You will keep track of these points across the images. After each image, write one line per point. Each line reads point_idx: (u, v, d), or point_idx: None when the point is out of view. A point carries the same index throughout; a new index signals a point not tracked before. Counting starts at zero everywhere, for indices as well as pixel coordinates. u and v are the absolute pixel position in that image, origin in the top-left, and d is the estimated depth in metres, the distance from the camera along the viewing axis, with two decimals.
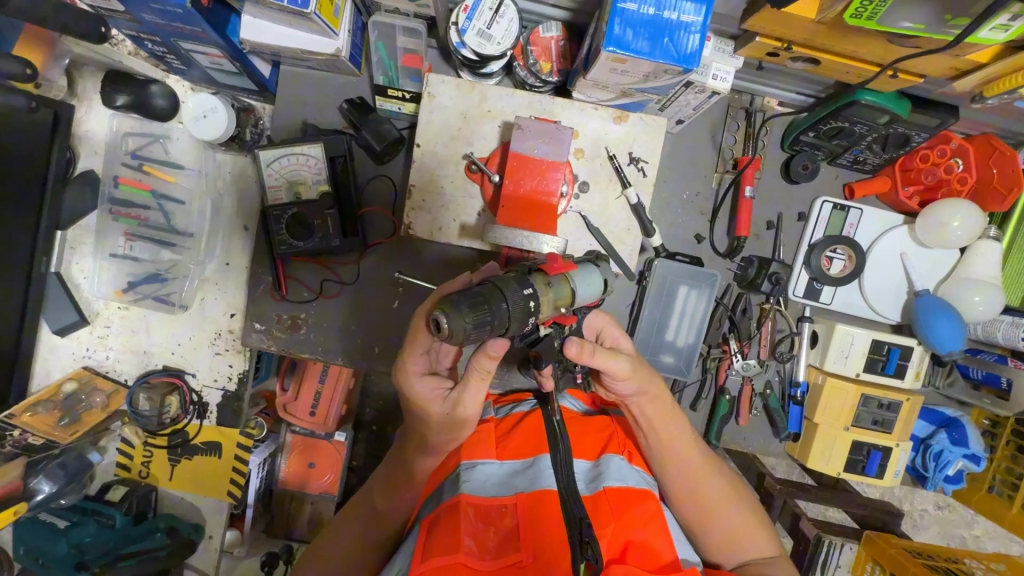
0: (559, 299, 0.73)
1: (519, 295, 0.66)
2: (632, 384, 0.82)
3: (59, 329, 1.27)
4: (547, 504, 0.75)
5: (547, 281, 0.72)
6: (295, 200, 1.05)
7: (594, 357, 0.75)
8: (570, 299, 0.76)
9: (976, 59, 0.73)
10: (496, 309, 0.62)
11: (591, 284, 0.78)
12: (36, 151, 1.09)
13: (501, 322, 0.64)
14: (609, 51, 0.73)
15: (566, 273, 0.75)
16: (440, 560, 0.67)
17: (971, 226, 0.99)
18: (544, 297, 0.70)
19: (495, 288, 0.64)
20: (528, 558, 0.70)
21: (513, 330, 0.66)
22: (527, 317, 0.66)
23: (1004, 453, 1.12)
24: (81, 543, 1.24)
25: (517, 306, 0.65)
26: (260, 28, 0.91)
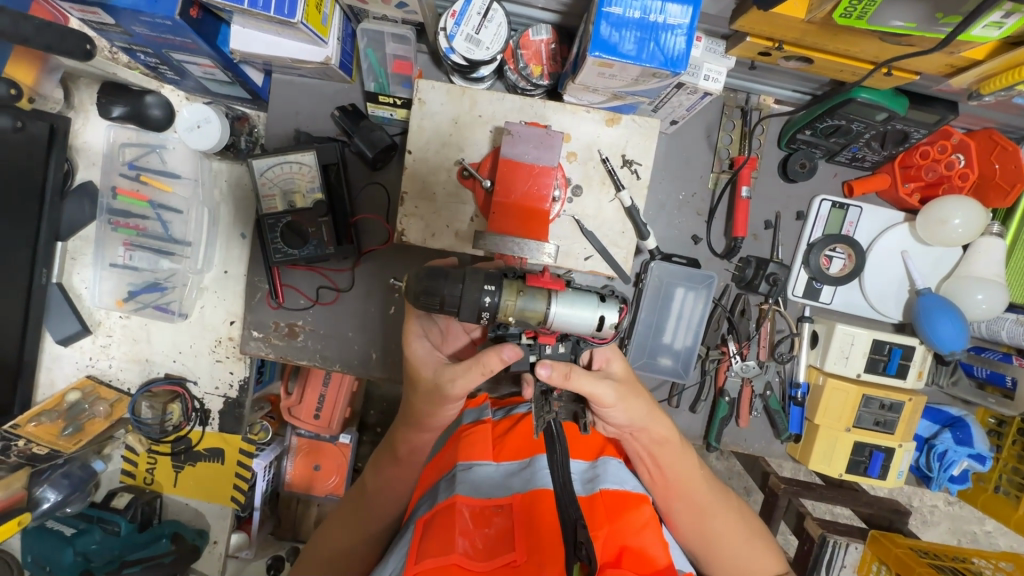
0: (527, 312, 0.72)
1: (477, 288, 0.72)
2: (622, 414, 0.80)
3: (62, 340, 1.29)
4: (541, 504, 0.73)
5: (519, 292, 0.72)
6: (290, 208, 1.06)
7: (568, 380, 0.75)
8: (543, 318, 0.73)
9: (971, 56, 0.71)
10: (447, 288, 0.71)
11: (574, 314, 0.72)
12: (34, 164, 1.10)
13: (452, 302, 0.72)
14: (595, 56, 0.72)
15: (546, 290, 0.73)
16: (433, 561, 0.66)
17: (972, 223, 0.98)
18: (505, 304, 0.72)
19: (458, 273, 0.73)
20: (522, 557, 0.68)
21: (463, 316, 0.72)
22: (478, 311, 0.72)
23: (1011, 453, 1.10)
24: (86, 551, 1.26)
25: (470, 296, 0.71)
26: (248, 38, 0.91)
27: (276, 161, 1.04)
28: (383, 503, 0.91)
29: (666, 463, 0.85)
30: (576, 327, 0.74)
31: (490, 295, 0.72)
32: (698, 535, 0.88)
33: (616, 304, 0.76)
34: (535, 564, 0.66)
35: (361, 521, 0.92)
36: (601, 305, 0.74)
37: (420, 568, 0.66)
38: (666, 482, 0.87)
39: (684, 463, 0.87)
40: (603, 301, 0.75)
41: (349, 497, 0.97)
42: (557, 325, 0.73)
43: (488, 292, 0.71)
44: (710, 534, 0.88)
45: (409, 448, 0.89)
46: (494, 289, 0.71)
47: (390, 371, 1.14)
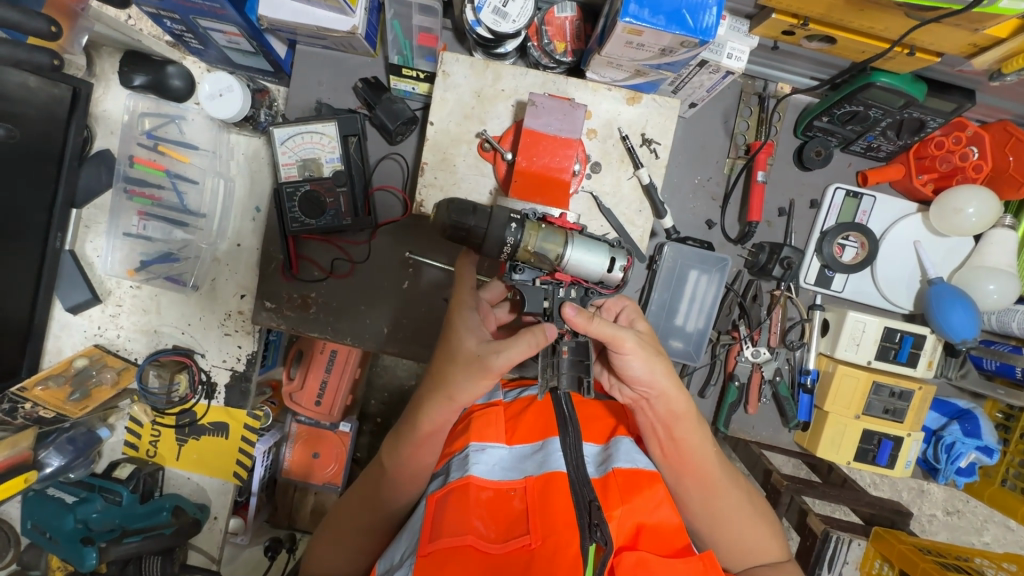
0: (547, 244, 0.77)
1: (503, 220, 0.74)
2: (641, 364, 0.80)
3: (72, 307, 1.28)
4: (556, 488, 0.68)
5: (539, 228, 0.77)
6: (309, 177, 1.07)
7: (591, 324, 0.77)
8: (560, 254, 0.77)
9: (994, 33, 0.73)
10: (478, 216, 0.74)
11: (588, 252, 0.77)
12: (55, 126, 1.10)
13: (478, 232, 0.74)
14: (626, 23, 0.73)
15: (565, 230, 0.78)
16: (448, 541, 0.65)
17: (986, 213, 0.98)
18: (527, 237, 0.75)
19: (486, 207, 0.74)
20: (537, 541, 0.65)
21: (487, 248, 0.75)
22: (502, 241, 0.74)
23: (1018, 447, 1.10)
24: (87, 518, 1.25)
25: (496, 228, 0.74)
26: (277, 5, 0.93)
27: (295, 131, 1.05)
28: (403, 490, 0.86)
29: (682, 438, 0.83)
30: (588, 270, 0.78)
31: (516, 225, 0.75)
32: (709, 512, 0.84)
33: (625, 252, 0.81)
34: (550, 550, 0.63)
35: (375, 501, 0.86)
36: (612, 250, 0.80)
37: (436, 548, 0.65)
38: (680, 459, 0.84)
39: (699, 441, 0.84)
40: (614, 247, 0.80)
41: (367, 474, 0.91)
42: (572, 264, 0.78)
43: (513, 224, 0.75)
44: (719, 510, 0.84)
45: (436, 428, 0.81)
46: (518, 221, 0.75)
47: (401, 346, 1.14)
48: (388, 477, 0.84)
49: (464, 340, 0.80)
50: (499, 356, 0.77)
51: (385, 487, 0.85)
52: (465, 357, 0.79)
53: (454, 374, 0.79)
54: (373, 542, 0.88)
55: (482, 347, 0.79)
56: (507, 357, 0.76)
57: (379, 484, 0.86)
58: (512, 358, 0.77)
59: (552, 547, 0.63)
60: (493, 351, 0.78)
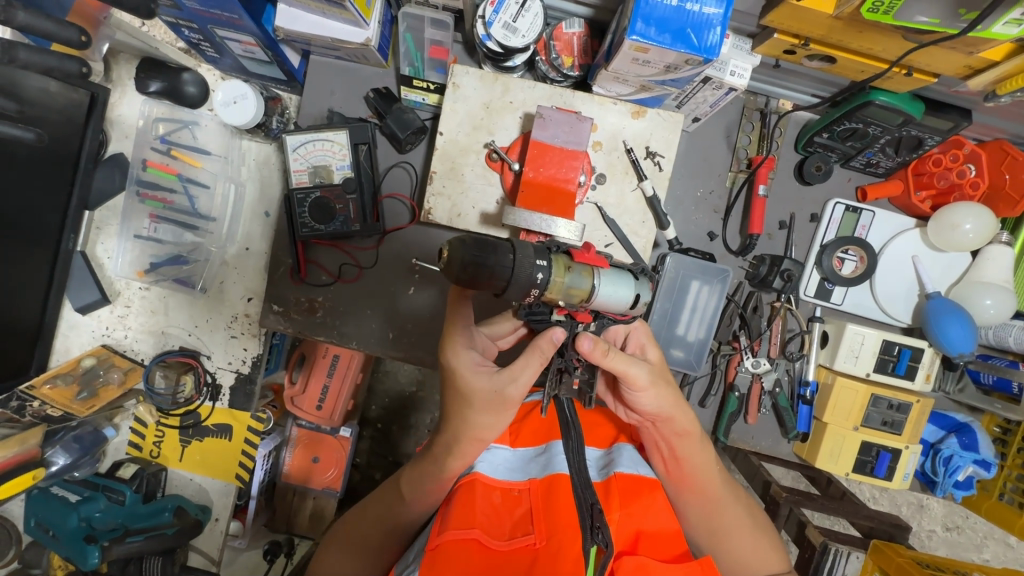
0: (573, 288, 0.73)
1: (529, 266, 0.69)
2: (652, 398, 0.79)
3: (81, 308, 1.30)
4: (558, 488, 0.70)
5: (566, 270, 0.72)
6: (320, 184, 1.09)
7: (606, 357, 0.74)
8: (586, 295, 0.74)
9: (988, 56, 0.75)
10: (500, 257, 0.68)
11: (615, 291, 0.74)
12: (72, 130, 1.13)
13: (501, 273, 0.68)
14: (632, 40, 0.75)
15: (592, 267, 0.74)
16: (455, 532, 0.66)
17: (984, 228, 1.00)
18: (554, 281, 0.71)
19: (508, 246, 0.69)
20: (541, 541, 0.66)
21: (511, 292, 0.70)
22: (529, 287, 0.70)
23: (1015, 461, 1.11)
24: (91, 517, 1.26)
25: (523, 271, 0.69)
26: (294, 17, 0.96)
27: (307, 139, 1.08)
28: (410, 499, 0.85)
29: (686, 458, 0.84)
30: (614, 305, 0.75)
31: (541, 270, 0.70)
32: (710, 528, 0.85)
33: (648, 284, 0.79)
34: (553, 552, 0.64)
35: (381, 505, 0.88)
36: (637, 285, 0.76)
37: (445, 538, 0.65)
38: (681, 476, 0.85)
39: (703, 461, 0.84)
40: (639, 281, 0.78)
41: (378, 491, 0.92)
42: (597, 304, 0.74)
43: (540, 268, 0.70)
44: (720, 527, 0.85)
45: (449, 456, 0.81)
46: (546, 265, 0.70)
47: (406, 352, 1.15)
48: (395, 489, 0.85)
49: (472, 381, 0.77)
50: (517, 383, 0.77)
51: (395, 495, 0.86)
52: (480, 397, 0.77)
53: (469, 415, 0.78)
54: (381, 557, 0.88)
55: (494, 381, 0.77)
56: (520, 384, 0.77)
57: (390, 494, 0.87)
58: (530, 379, 0.77)
59: (555, 547, 0.64)
60: (508, 381, 0.77)
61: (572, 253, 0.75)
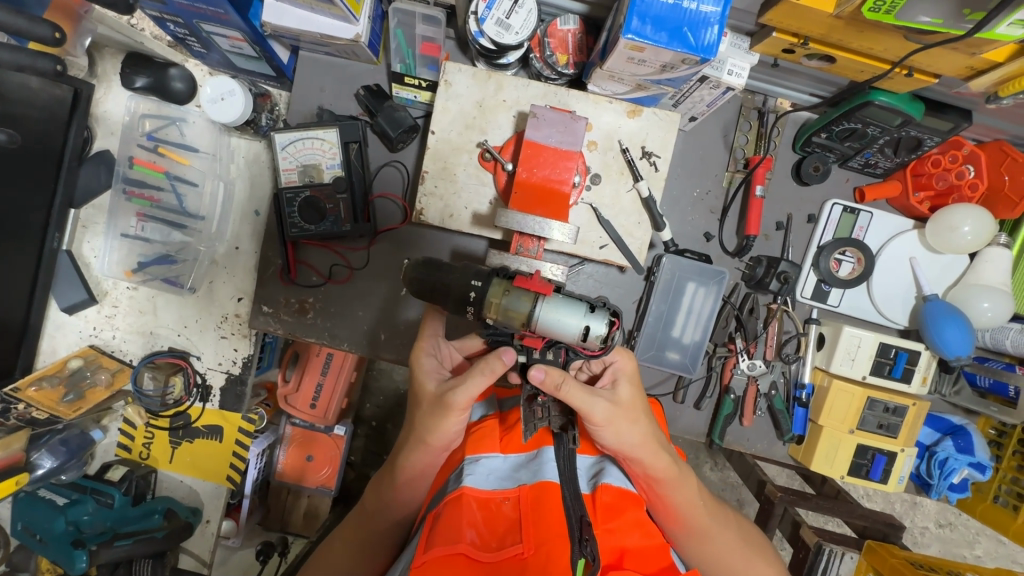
0: (511, 311, 0.72)
1: (465, 283, 0.76)
2: (613, 435, 0.79)
3: (68, 308, 1.27)
4: (548, 498, 0.69)
5: (502, 292, 0.73)
6: (309, 183, 1.07)
7: (560, 390, 0.76)
8: (526, 320, 0.72)
9: (991, 58, 0.74)
10: (441, 274, 0.78)
11: (556, 318, 0.70)
12: (56, 127, 1.10)
13: (441, 289, 0.78)
14: (627, 39, 0.73)
15: (531, 293, 0.72)
16: (440, 550, 0.64)
17: (982, 231, 0.99)
18: (491, 301, 0.73)
19: (451, 266, 0.79)
20: (529, 551, 0.64)
21: (452, 307, 0.78)
22: (465, 304, 0.76)
23: (1011, 463, 1.10)
24: (78, 521, 1.24)
25: (458, 286, 0.77)
26: (282, 12, 0.94)
27: (296, 137, 1.05)
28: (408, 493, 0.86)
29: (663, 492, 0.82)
30: (559, 335, 0.71)
31: (475, 290, 0.75)
32: (695, 556, 0.86)
33: (606, 315, 0.70)
34: (543, 560, 0.63)
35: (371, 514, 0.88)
36: (588, 315, 0.70)
37: (429, 558, 0.63)
38: (654, 503, 0.84)
39: (675, 491, 0.83)
40: (593, 310, 0.70)
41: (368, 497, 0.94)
42: (540, 329, 0.71)
43: (474, 287, 0.75)
44: (707, 554, 0.85)
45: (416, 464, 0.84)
46: (479, 284, 0.75)
47: (398, 353, 1.14)
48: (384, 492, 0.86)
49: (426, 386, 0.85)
50: (457, 392, 0.78)
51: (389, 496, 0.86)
52: (429, 400, 0.82)
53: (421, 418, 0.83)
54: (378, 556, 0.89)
55: (444, 387, 0.82)
56: (463, 393, 0.78)
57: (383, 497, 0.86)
58: (471, 394, 0.78)
59: (544, 558, 0.63)
60: (451, 389, 0.79)
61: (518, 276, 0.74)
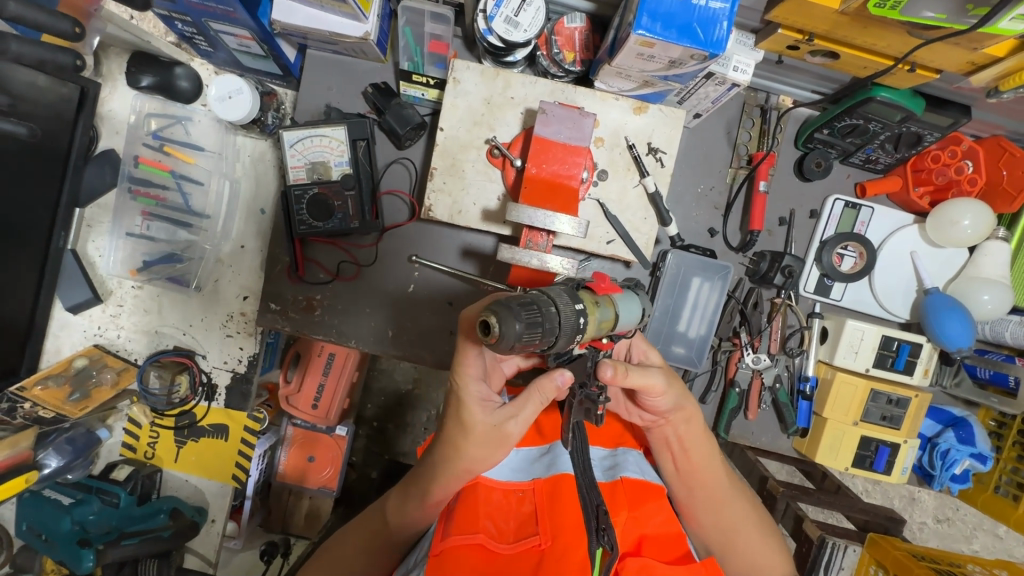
0: (604, 322, 0.68)
1: (571, 313, 0.62)
2: (668, 399, 0.79)
3: (72, 307, 1.27)
4: (563, 489, 0.69)
5: (596, 304, 0.68)
6: (317, 180, 1.08)
7: (627, 376, 0.73)
8: (612, 324, 0.71)
9: (992, 53, 0.76)
10: (548, 313, 0.59)
11: (631, 312, 0.73)
12: (62, 126, 1.10)
13: (551, 331, 0.59)
14: (638, 35, 0.74)
15: (610, 296, 0.72)
16: (457, 539, 0.64)
17: (981, 224, 1.01)
18: (592, 320, 0.66)
19: (548, 303, 0.60)
20: (547, 542, 0.66)
21: (559, 346, 0.62)
22: (575, 335, 0.63)
23: (1010, 454, 1.12)
24: (84, 520, 1.23)
25: (569, 320, 0.61)
26: (291, 10, 0.94)
27: (305, 134, 1.06)
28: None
29: (693, 455, 0.83)
30: (628, 327, 0.75)
31: (582, 315, 0.64)
32: (719, 527, 0.85)
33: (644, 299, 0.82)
34: (559, 552, 0.64)
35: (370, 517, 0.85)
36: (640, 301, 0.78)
37: (447, 545, 0.64)
38: (691, 473, 0.84)
39: (711, 456, 0.84)
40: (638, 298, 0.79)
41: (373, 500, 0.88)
42: (618, 329, 0.73)
43: (580, 312, 0.63)
44: (731, 525, 0.84)
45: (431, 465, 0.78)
46: (584, 307, 0.64)
47: (405, 350, 1.14)
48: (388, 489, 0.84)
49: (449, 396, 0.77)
50: (516, 422, 0.73)
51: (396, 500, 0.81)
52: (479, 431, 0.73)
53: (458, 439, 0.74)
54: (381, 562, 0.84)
55: (494, 416, 0.73)
56: (519, 420, 0.73)
57: (392, 500, 0.84)
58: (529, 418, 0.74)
59: (561, 549, 0.64)
60: (508, 417, 0.73)
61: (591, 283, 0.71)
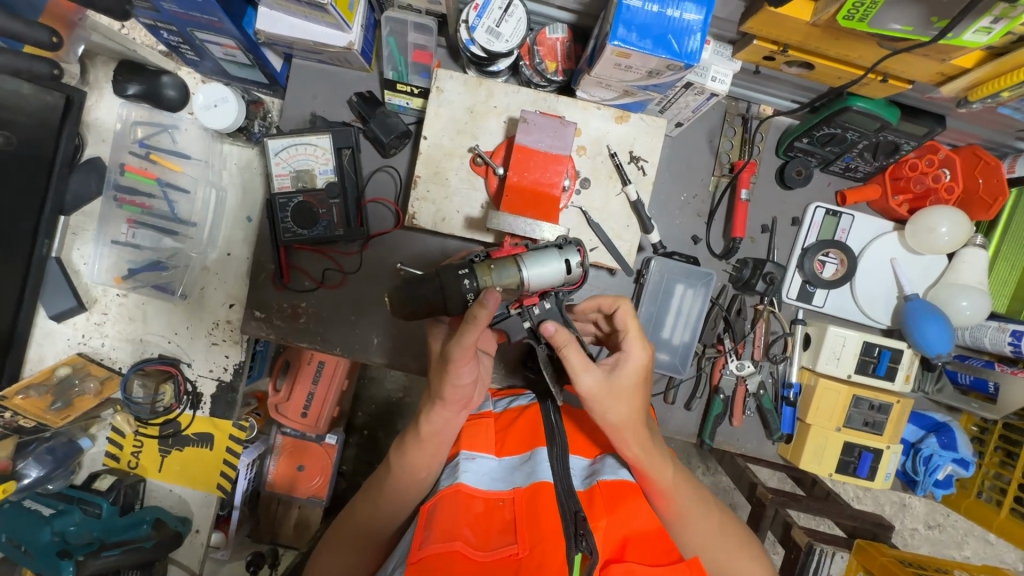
0: (505, 281, 0.78)
1: (455, 279, 0.77)
2: (611, 409, 0.78)
3: (56, 315, 1.26)
4: (542, 497, 0.69)
5: (491, 269, 0.79)
6: (302, 188, 1.08)
7: (564, 348, 0.78)
8: (520, 281, 0.79)
9: (961, 63, 0.77)
10: (427, 284, 0.78)
11: (542, 266, 0.79)
12: (46, 134, 1.10)
13: (438, 299, 0.78)
14: (614, 46, 0.76)
15: (514, 256, 0.80)
16: (436, 547, 0.65)
17: (959, 230, 1.03)
18: (484, 282, 0.78)
19: (433, 276, 0.79)
20: (524, 550, 0.65)
21: (452, 307, 0.78)
22: (463, 297, 0.78)
23: (993, 460, 1.13)
24: (65, 531, 1.21)
25: (448, 286, 0.77)
26: (275, 19, 0.95)
27: (290, 143, 1.06)
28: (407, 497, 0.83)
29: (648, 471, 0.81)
30: (550, 279, 0.80)
31: (467, 281, 0.78)
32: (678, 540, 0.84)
33: (576, 248, 0.82)
34: (537, 559, 0.63)
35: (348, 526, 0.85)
36: (563, 252, 0.81)
37: (425, 554, 0.64)
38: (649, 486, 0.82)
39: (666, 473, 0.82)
40: (565, 248, 0.82)
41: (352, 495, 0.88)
42: (535, 285, 0.80)
43: (465, 277, 0.77)
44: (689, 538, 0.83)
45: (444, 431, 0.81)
46: (467, 271, 0.78)
47: (391, 357, 1.15)
48: (365, 502, 0.84)
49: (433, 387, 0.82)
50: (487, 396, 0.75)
51: (378, 500, 0.83)
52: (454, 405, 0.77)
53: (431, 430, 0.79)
54: (366, 562, 0.85)
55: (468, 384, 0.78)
56: (459, 342, 0.75)
57: (363, 502, 0.84)
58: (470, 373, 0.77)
59: (538, 556, 0.64)
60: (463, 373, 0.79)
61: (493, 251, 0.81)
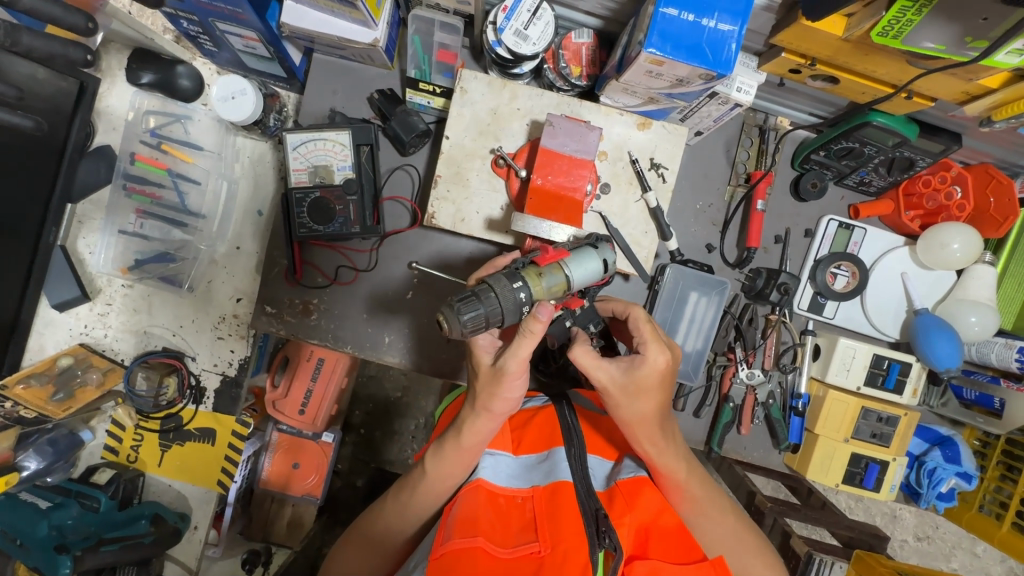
0: (553, 288, 0.74)
1: (511, 292, 0.70)
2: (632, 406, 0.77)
3: (59, 304, 1.24)
4: (562, 498, 0.68)
5: (539, 275, 0.73)
6: (320, 184, 1.07)
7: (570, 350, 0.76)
8: (567, 286, 0.76)
9: (986, 84, 0.79)
10: (485, 299, 0.68)
11: (584, 267, 0.76)
12: (59, 120, 1.08)
13: (496, 314, 0.68)
14: (649, 53, 0.76)
15: (560, 261, 0.75)
16: (458, 542, 0.65)
17: (971, 246, 1.04)
18: (537, 292, 0.72)
19: (485, 289, 0.69)
20: (547, 549, 0.65)
21: (509, 321, 0.70)
22: (519, 308, 0.70)
23: (994, 474, 1.15)
24: (62, 525, 1.17)
25: (506, 299, 0.69)
26: (301, 14, 0.95)
27: (308, 138, 1.05)
28: (425, 502, 0.81)
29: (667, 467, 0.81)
30: (592, 279, 0.78)
31: (522, 290, 0.71)
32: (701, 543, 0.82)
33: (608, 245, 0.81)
34: (560, 559, 0.63)
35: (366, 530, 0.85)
36: (599, 251, 0.79)
37: (447, 549, 0.65)
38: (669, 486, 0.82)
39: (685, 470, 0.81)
40: (600, 247, 0.80)
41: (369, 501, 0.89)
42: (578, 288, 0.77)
43: (519, 288, 0.70)
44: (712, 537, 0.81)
45: (478, 439, 0.78)
46: (520, 281, 0.71)
47: (400, 357, 1.14)
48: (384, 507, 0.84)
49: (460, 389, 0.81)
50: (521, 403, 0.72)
51: (395, 504, 0.83)
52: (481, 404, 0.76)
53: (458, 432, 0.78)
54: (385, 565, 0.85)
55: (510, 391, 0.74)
56: (513, 356, 0.71)
57: (385, 506, 0.84)
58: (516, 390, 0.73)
59: (560, 556, 0.64)
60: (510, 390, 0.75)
61: (535, 256, 0.75)
